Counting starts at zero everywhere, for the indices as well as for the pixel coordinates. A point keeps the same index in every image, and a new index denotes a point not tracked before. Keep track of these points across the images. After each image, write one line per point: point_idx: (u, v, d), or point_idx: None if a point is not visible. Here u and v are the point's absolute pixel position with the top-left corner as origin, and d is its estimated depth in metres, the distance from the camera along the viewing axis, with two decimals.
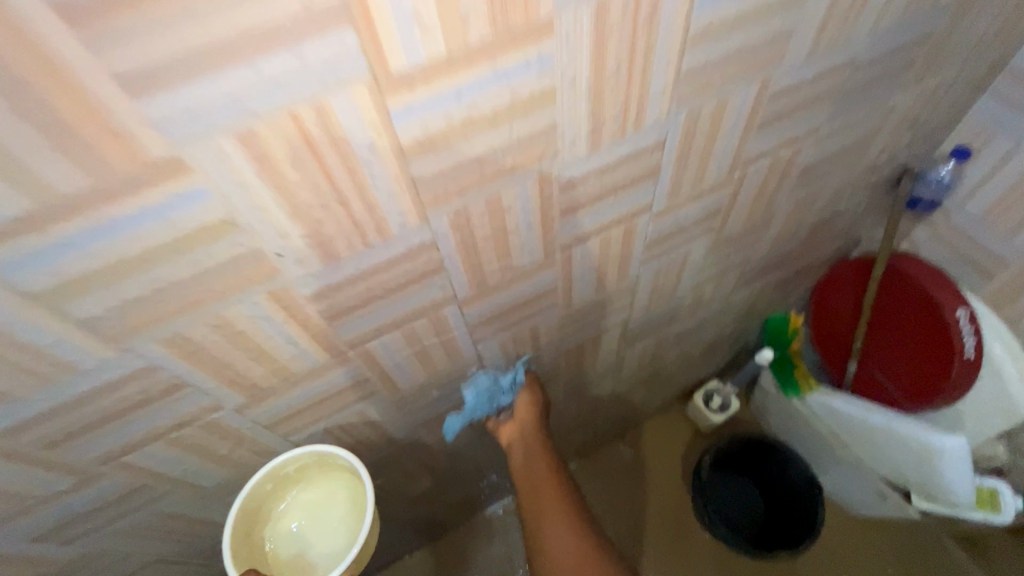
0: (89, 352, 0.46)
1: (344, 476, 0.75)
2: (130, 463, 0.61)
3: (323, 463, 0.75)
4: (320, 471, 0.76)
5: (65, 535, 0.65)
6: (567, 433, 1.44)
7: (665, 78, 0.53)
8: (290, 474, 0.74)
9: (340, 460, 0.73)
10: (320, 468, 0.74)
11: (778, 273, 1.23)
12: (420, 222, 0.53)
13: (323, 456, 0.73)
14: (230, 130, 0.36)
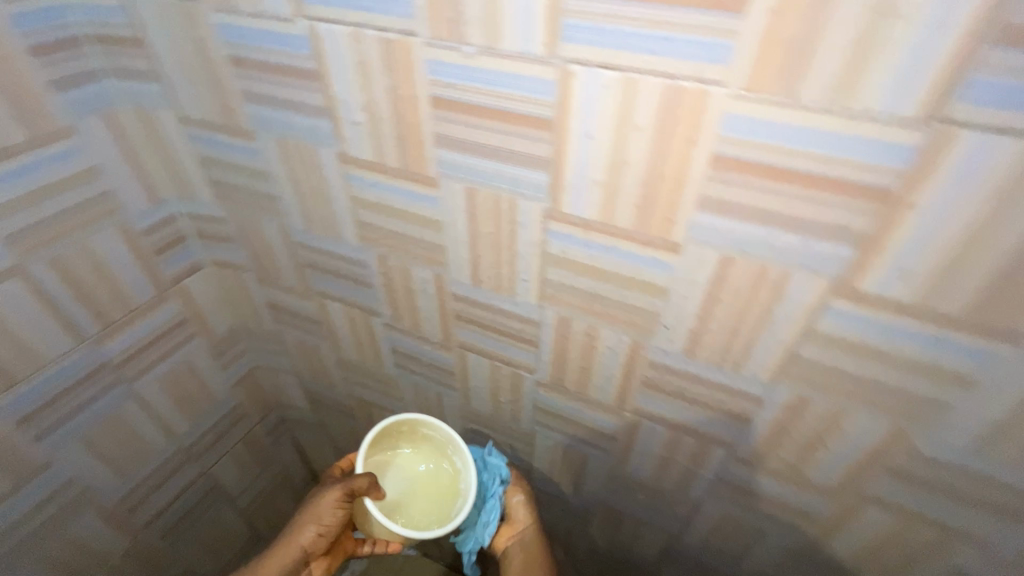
0: (348, 236, 0.80)
1: (447, 471, 0.87)
2: (326, 304, 0.97)
3: (424, 434, 0.87)
4: (429, 449, 0.88)
5: (282, 311, 1.06)
6: None
7: (775, 348, 0.59)
8: (414, 434, 0.87)
9: (458, 457, 0.86)
10: (442, 449, 0.87)
11: None
12: (536, 304, 0.71)
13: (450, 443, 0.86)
14: (467, 183, 0.62)
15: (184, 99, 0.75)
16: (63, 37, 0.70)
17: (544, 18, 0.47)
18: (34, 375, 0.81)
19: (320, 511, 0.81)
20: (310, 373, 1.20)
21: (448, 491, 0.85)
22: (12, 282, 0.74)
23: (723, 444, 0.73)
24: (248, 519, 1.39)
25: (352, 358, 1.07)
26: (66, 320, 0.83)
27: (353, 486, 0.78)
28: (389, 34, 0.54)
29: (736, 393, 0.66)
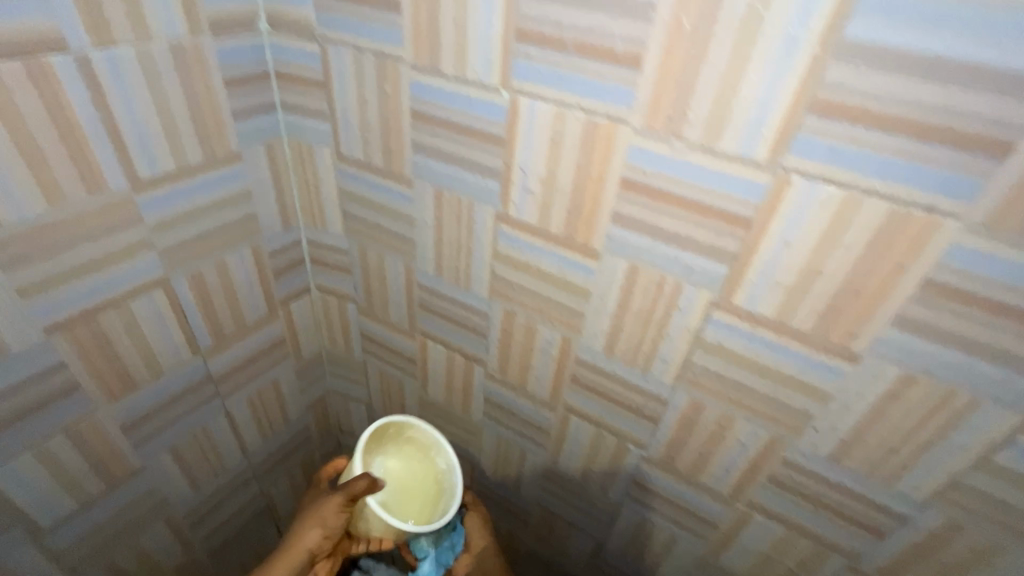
0: (478, 286, 0.81)
1: (428, 469, 0.85)
2: (427, 344, 0.97)
3: (410, 435, 0.85)
4: (410, 450, 0.85)
5: (374, 343, 1.07)
6: None
7: (938, 472, 0.57)
8: (399, 436, 0.84)
9: (439, 457, 0.84)
10: (420, 444, 0.84)
11: None
12: (670, 384, 0.70)
13: (433, 446, 0.84)
14: (632, 261, 0.63)
15: (347, 139, 0.78)
16: (252, 72, 0.74)
17: (775, 130, 0.47)
18: (150, 384, 0.82)
19: (320, 510, 0.77)
20: (383, 406, 1.20)
21: (431, 489, 0.84)
22: (155, 293, 0.76)
23: (846, 555, 0.70)
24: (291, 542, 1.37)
25: (437, 400, 1.06)
26: (189, 331, 0.84)
27: (356, 489, 0.74)
28: (596, 117, 0.56)
29: (879, 507, 0.64)
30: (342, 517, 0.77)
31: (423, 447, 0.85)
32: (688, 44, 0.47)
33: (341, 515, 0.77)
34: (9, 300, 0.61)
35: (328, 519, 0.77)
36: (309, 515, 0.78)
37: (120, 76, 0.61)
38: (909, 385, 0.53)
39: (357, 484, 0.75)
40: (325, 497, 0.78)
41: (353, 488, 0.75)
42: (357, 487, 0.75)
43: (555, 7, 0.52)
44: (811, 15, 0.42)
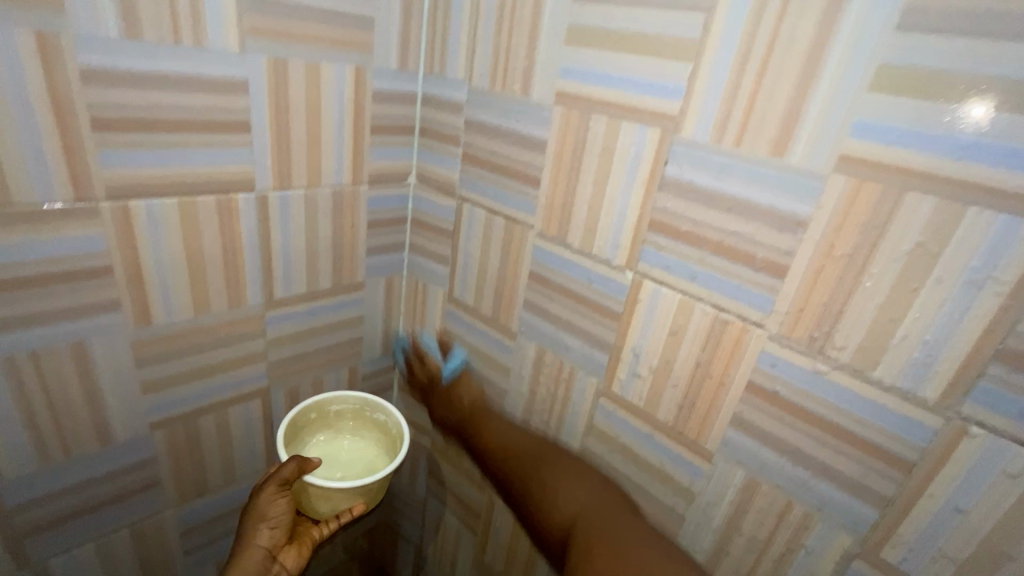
0: (563, 455, 0.75)
1: (371, 423, 0.86)
2: (493, 501, 0.90)
3: (333, 410, 0.83)
4: (351, 421, 0.86)
5: (437, 485, 1.01)
6: None
7: None
8: (323, 414, 0.83)
9: (378, 410, 0.85)
10: (351, 411, 0.84)
11: None
12: None
13: (366, 404, 0.84)
14: (750, 473, 0.55)
15: (461, 284, 0.81)
16: (393, 216, 0.82)
17: (947, 369, 0.43)
18: (220, 491, 0.82)
19: (260, 509, 0.72)
20: (427, 554, 1.10)
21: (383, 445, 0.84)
22: (253, 402, 0.79)
23: None
24: None
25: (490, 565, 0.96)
26: (270, 443, 0.85)
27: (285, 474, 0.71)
28: (725, 315, 0.53)
29: None
30: (285, 501, 0.74)
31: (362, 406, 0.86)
32: (840, 269, 0.46)
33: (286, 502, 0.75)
34: (131, 395, 0.65)
35: (273, 514, 0.73)
36: (248, 527, 0.72)
37: (286, 212, 0.69)
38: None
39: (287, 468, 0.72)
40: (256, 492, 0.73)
41: (282, 473, 0.72)
42: (289, 471, 0.72)
43: (695, 208, 0.53)
44: (995, 263, 0.40)
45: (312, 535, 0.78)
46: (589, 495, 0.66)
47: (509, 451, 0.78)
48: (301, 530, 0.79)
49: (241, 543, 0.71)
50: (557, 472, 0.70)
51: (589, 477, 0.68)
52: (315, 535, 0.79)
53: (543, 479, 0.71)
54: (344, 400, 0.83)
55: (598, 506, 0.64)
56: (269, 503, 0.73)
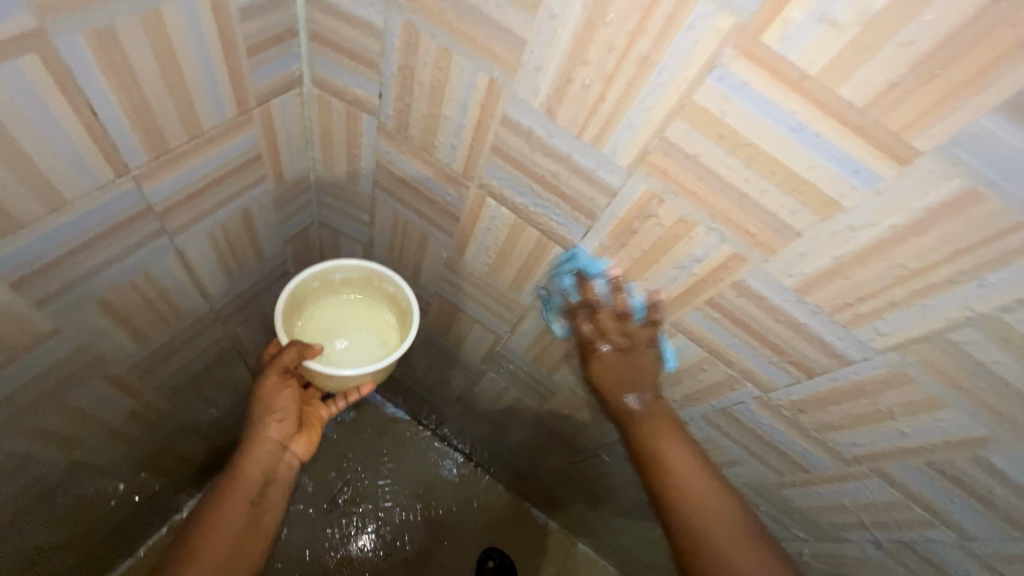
0: (613, 151, 0.51)
1: (380, 292, 0.94)
2: (478, 203, 0.68)
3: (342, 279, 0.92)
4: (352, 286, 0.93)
5: (387, 181, 0.76)
6: (589, 516, 1.32)
7: None
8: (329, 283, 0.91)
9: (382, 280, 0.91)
10: (358, 279, 0.92)
11: None
12: (880, 345, 0.50)
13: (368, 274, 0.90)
14: (973, 181, 0.38)
15: None
16: None
17: None
18: (47, 219, 0.49)
19: (269, 399, 0.85)
20: (380, 251, 0.94)
21: (393, 313, 0.94)
22: (25, 59, 0.39)
23: (960, 534, 0.63)
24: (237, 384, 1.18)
25: (470, 270, 0.82)
26: (103, 141, 0.48)
27: (288, 360, 0.83)
28: None
29: None
30: (289, 393, 0.87)
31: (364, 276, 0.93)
32: None
33: (290, 392, 0.87)
34: None
35: (281, 404, 0.86)
36: (257, 425, 0.85)
37: None
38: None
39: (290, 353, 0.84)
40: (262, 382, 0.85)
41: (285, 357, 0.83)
42: (291, 358, 0.83)
43: None
44: None
45: (318, 423, 0.92)
46: (716, 511, 0.66)
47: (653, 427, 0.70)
48: (311, 414, 0.92)
49: (255, 436, 0.85)
50: (677, 464, 0.68)
51: (716, 486, 0.67)
52: (323, 414, 0.94)
53: (611, 388, 0.72)
54: (346, 269, 0.90)
55: (732, 535, 0.65)
56: (280, 392, 0.86)
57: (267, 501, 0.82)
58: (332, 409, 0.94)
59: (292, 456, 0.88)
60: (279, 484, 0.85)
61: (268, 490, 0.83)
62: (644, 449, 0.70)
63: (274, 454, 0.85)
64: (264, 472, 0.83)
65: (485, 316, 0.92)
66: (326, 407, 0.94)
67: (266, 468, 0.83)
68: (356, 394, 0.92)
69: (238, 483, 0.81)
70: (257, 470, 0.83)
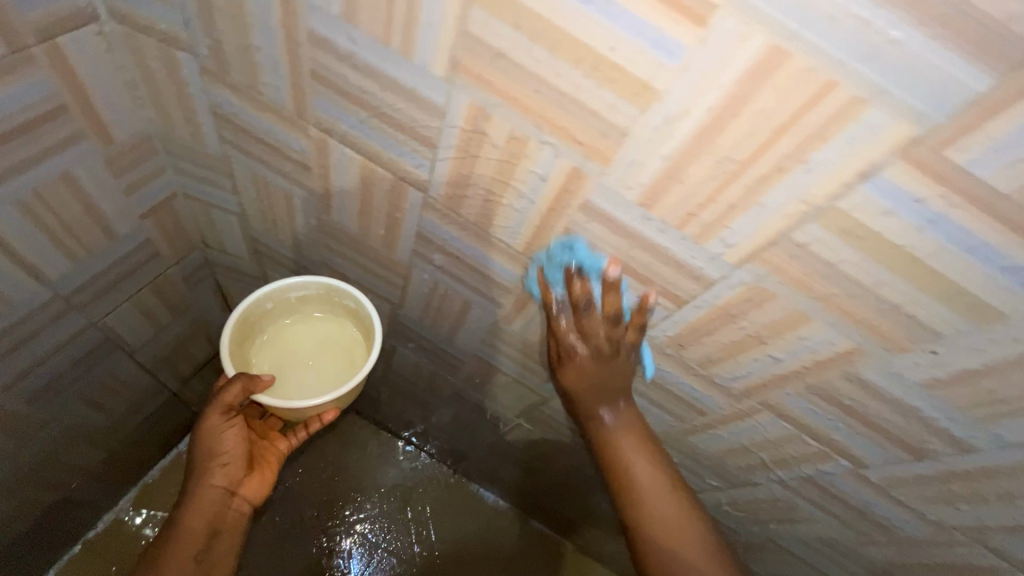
0: (423, 58, 0.44)
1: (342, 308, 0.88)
2: (325, 146, 0.62)
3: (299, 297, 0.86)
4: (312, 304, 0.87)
5: (235, 133, 0.69)
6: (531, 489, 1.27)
7: None
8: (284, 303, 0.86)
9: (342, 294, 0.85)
10: (315, 297, 0.86)
11: None
12: (733, 260, 0.45)
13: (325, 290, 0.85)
14: (780, 38, 0.31)
15: None
16: None
17: None
18: None
19: (211, 441, 0.80)
20: (257, 221, 0.87)
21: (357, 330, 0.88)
22: None
23: (851, 461, 0.61)
24: (136, 377, 1.10)
25: (345, 230, 0.76)
26: None
27: (232, 397, 0.77)
28: None
29: (947, 439, 0.50)
30: (234, 432, 0.82)
31: (326, 293, 0.88)
32: None
33: (235, 432, 0.83)
34: None
35: (226, 448, 0.82)
36: (201, 473, 0.81)
37: None
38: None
39: (234, 389, 0.77)
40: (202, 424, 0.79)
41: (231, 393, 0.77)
42: (235, 394, 0.78)
43: None
44: None
45: (272, 459, 0.90)
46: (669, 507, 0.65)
47: (663, 516, 0.65)
48: (265, 451, 0.90)
49: (200, 485, 0.81)
50: (638, 452, 0.68)
51: (689, 521, 0.65)
52: (279, 448, 0.92)
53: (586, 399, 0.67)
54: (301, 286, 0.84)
55: (687, 548, 0.64)
56: (225, 434, 0.81)
57: (215, 551, 0.79)
58: (289, 441, 0.94)
59: (241, 500, 0.84)
60: (229, 529, 0.82)
61: (218, 539, 0.80)
62: (625, 489, 0.67)
63: (222, 502, 0.81)
64: (209, 519, 0.80)
65: (377, 283, 0.86)
66: (282, 440, 0.93)
67: (211, 519, 0.80)
68: (316, 422, 0.90)
69: (180, 534, 0.77)
70: (203, 519, 0.79)
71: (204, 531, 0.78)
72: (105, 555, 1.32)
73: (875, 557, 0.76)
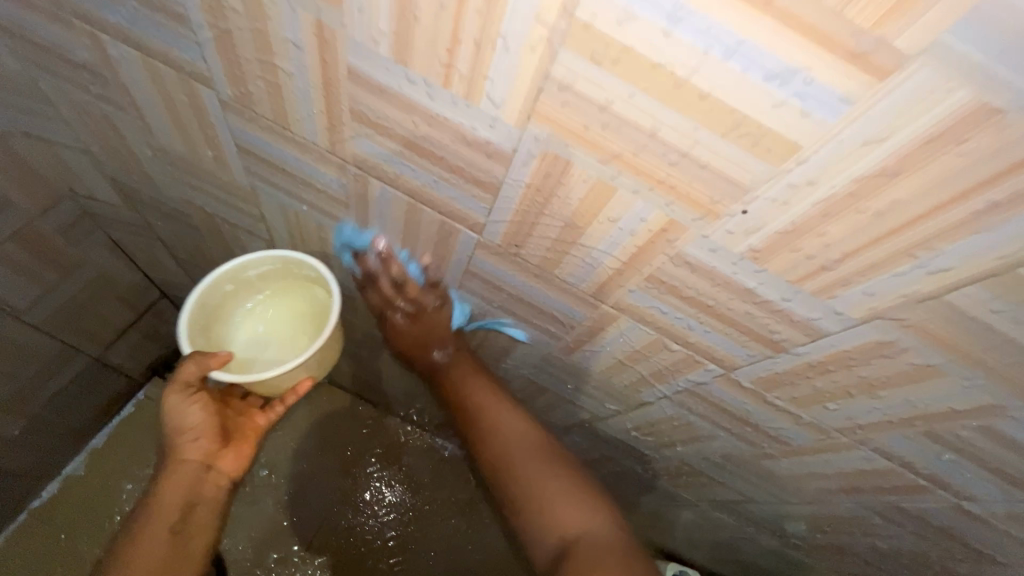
0: None
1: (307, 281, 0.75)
2: (102, 46, 0.54)
3: (257, 272, 0.73)
4: (276, 279, 0.74)
5: (19, 45, 0.60)
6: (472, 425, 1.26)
7: (883, 292, 0.37)
8: (242, 282, 0.73)
9: (304, 265, 0.72)
10: (276, 271, 0.73)
11: (779, 527, 0.97)
12: (513, 121, 0.38)
13: (283, 261, 0.71)
14: None
15: None
16: None
17: None
18: None
19: (175, 417, 0.68)
20: (103, 159, 0.79)
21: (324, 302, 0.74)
22: None
23: (718, 364, 0.55)
24: (32, 343, 1.05)
25: (178, 158, 0.68)
26: None
27: (187, 375, 0.65)
28: None
29: (794, 322, 0.44)
30: (200, 409, 0.68)
31: (286, 266, 0.75)
32: None
33: (203, 408, 0.69)
34: None
35: (192, 424, 0.68)
36: (173, 448, 0.69)
37: None
38: (971, 130, 0.26)
39: (190, 361, 0.65)
40: (162, 398, 0.67)
41: (188, 368, 0.66)
42: (191, 370, 0.66)
43: None
44: None
45: (252, 434, 0.73)
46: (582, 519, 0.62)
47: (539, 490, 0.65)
48: (247, 425, 0.74)
49: (176, 454, 0.68)
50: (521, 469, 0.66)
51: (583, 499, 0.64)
52: (261, 423, 0.75)
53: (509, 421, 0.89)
54: (256, 260, 0.71)
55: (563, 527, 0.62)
56: (188, 413, 0.68)
57: (193, 526, 0.68)
58: (271, 416, 0.75)
59: (223, 475, 0.70)
60: (210, 501, 0.69)
61: (193, 514, 0.68)
62: (501, 483, 0.68)
63: (197, 476, 0.68)
64: (186, 495, 0.67)
65: (240, 220, 0.79)
66: (264, 414, 0.75)
67: (186, 494, 0.68)
68: (289, 399, 0.74)
69: (156, 508, 0.67)
70: (175, 497, 0.67)
71: (176, 505, 0.67)
72: (53, 525, 1.26)
73: (776, 471, 0.73)
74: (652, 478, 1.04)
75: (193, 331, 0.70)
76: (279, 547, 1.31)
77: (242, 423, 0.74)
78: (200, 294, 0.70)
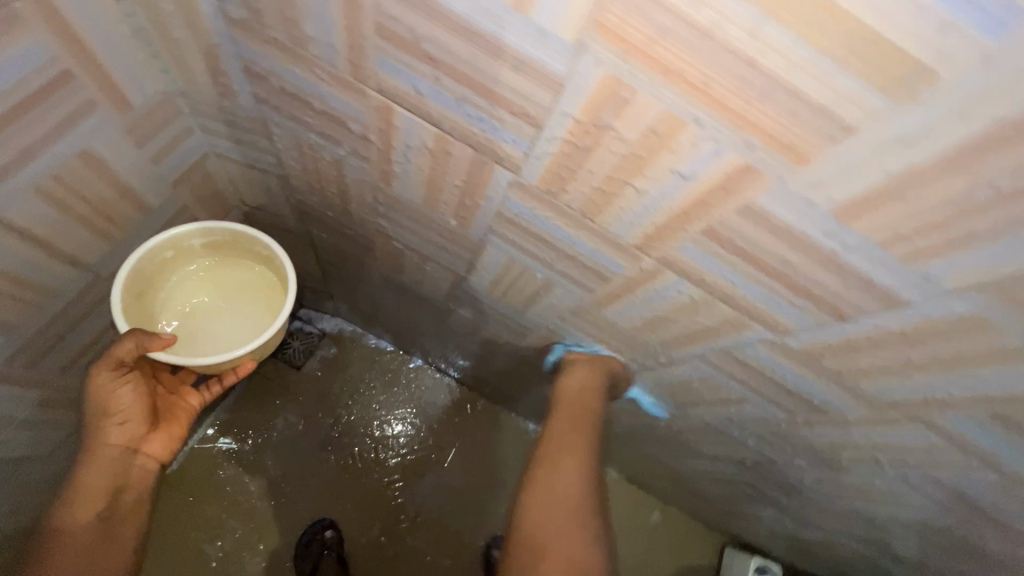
0: (549, 17, 0.31)
1: (252, 252, 0.75)
2: (386, 119, 0.49)
3: (211, 242, 0.74)
4: (219, 249, 0.75)
5: (269, 95, 0.55)
6: None
7: None
8: (181, 250, 0.71)
9: (256, 243, 0.74)
10: (224, 242, 0.74)
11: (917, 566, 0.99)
12: (951, 287, 0.35)
13: (237, 239, 0.73)
14: None
15: None
16: None
17: None
18: None
19: (102, 400, 0.66)
20: (299, 187, 0.76)
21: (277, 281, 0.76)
22: None
23: (1007, 480, 0.53)
24: None
25: (404, 207, 0.65)
26: None
27: (123, 354, 0.63)
28: None
29: None
30: (129, 389, 0.67)
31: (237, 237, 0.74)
32: None
33: (132, 388, 0.68)
34: None
35: (121, 406, 0.67)
36: (93, 430, 0.67)
37: None
38: None
39: (129, 343, 0.63)
40: (91, 377, 0.65)
41: (122, 348, 0.63)
42: (127, 349, 0.63)
43: None
44: None
45: (182, 415, 0.76)
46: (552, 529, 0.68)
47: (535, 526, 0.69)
48: (175, 405, 0.75)
49: (91, 444, 0.67)
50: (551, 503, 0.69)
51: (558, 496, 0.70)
52: (193, 403, 0.78)
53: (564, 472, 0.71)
54: (206, 232, 0.72)
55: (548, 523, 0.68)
56: (117, 392, 0.66)
57: (121, 510, 0.68)
58: (205, 396, 0.79)
59: (147, 460, 0.71)
60: (134, 487, 0.70)
61: (123, 496, 0.68)
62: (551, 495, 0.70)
63: (122, 462, 0.68)
64: (110, 479, 0.67)
65: (438, 256, 0.76)
66: (196, 394, 0.78)
67: (112, 476, 0.67)
68: (233, 376, 0.77)
69: (77, 488, 0.66)
70: (100, 479, 0.67)
71: (105, 488, 0.67)
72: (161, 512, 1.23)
73: (977, 543, 0.72)
74: (789, 504, 1.05)
75: (128, 298, 0.67)
76: (386, 518, 1.33)
77: (169, 404, 0.75)
78: (137, 262, 0.67)
